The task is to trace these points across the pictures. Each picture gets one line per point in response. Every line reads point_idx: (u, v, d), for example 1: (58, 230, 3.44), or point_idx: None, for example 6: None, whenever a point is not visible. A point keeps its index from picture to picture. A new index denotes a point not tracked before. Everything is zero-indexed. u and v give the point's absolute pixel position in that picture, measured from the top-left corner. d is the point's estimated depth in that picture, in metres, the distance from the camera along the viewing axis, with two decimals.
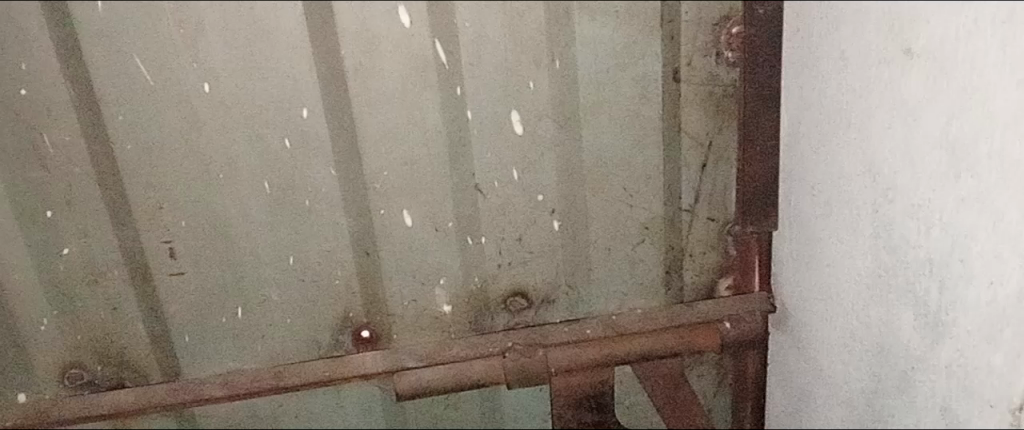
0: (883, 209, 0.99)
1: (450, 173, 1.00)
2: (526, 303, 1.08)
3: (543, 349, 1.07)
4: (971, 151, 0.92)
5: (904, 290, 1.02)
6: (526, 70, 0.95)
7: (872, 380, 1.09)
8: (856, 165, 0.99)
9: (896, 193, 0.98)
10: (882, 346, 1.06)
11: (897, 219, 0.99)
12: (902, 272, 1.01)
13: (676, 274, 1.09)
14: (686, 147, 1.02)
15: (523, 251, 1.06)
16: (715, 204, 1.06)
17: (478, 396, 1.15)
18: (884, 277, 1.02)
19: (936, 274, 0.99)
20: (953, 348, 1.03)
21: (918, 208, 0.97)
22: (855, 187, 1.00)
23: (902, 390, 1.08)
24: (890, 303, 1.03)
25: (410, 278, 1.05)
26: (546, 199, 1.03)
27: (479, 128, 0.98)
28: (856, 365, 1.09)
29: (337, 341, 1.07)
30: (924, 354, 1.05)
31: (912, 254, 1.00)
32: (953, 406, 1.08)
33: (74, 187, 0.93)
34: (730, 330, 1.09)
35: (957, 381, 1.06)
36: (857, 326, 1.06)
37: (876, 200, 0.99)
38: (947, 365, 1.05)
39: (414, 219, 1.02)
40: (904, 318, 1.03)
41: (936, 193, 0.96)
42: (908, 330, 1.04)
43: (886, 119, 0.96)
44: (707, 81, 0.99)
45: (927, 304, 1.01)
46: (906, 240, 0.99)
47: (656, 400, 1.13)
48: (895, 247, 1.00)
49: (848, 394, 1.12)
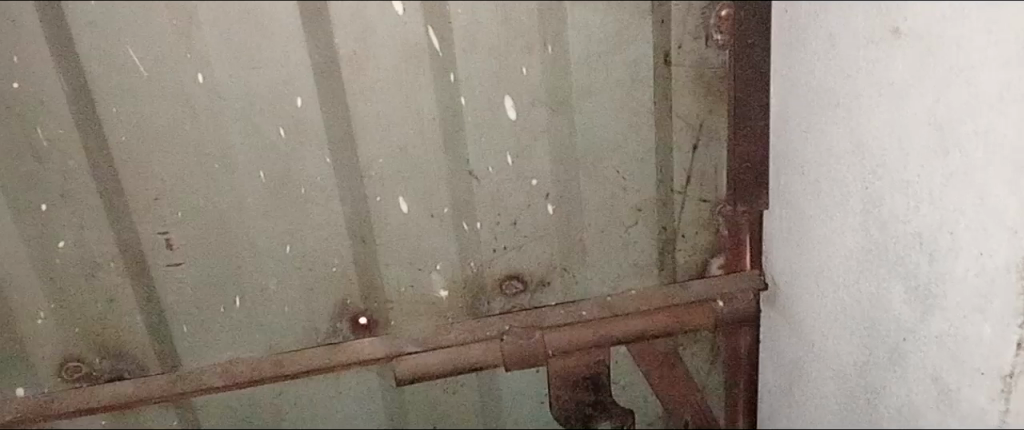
0: (872, 186, 1.01)
1: (445, 159, 1.01)
2: (521, 287, 1.10)
3: (540, 331, 1.10)
4: (957, 128, 0.93)
5: (893, 264, 1.03)
6: (519, 56, 0.96)
7: (862, 352, 1.11)
8: (844, 144, 1.01)
9: (884, 170, 0.99)
10: (871, 318, 1.08)
11: (886, 195, 1.00)
12: (891, 246, 1.02)
13: (670, 255, 1.11)
14: (676, 129, 1.04)
15: (519, 235, 1.07)
16: (707, 184, 1.08)
17: (476, 379, 1.16)
18: (874, 252, 1.04)
19: (925, 248, 1.00)
20: (941, 320, 1.03)
21: (907, 185, 0.99)
22: (843, 165, 1.02)
23: (894, 363, 1.09)
24: (879, 278, 1.05)
25: (407, 264, 1.06)
26: (540, 183, 1.04)
27: (473, 114, 0.98)
28: (846, 338, 1.11)
29: (335, 328, 1.08)
30: (914, 325, 1.05)
31: (901, 228, 1.01)
32: (943, 375, 1.06)
33: (69, 179, 0.94)
34: (722, 309, 1.12)
35: (946, 353, 1.04)
36: (847, 300, 1.08)
37: (864, 176, 1.01)
38: (938, 335, 1.04)
39: (409, 205, 1.02)
40: (894, 292, 1.04)
41: (924, 169, 0.97)
42: (898, 304, 1.05)
43: (874, 96, 0.97)
44: (698, 64, 1.00)
45: (916, 277, 1.02)
46: (894, 216, 1.01)
47: (651, 377, 1.17)
48: (883, 222, 1.01)
49: (838, 366, 1.14)
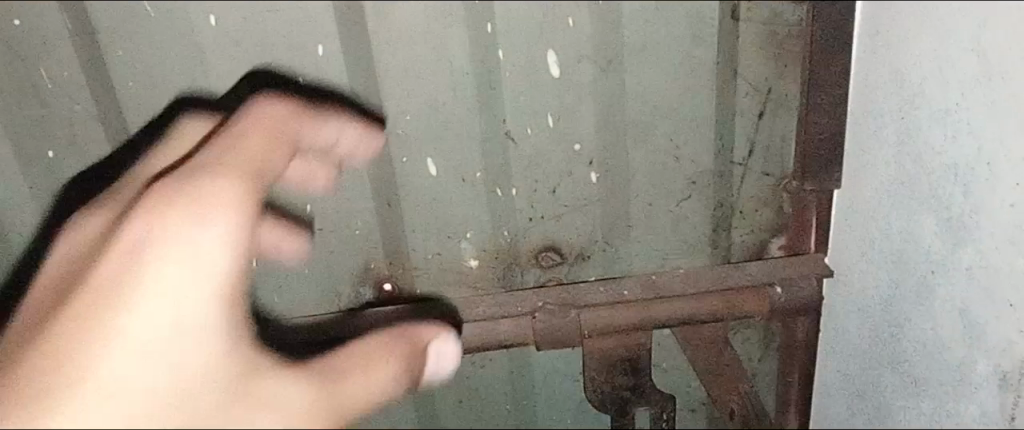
0: (910, 113, 0.86)
1: (479, 119, 0.91)
2: (558, 259, 1.02)
3: (575, 309, 0.99)
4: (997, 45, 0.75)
5: (926, 197, 0.87)
6: (565, 5, 0.85)
7: (888, 290, 0.95)
8: (885, 71, 0.87)
9: (925, 97, 0.84)
10: (902, 258, 0.92)
11: (924, 123, 0.85)
12: (927, 180, 0.86)
13: (724, 232, 1.01)
14: (740, 93, 0.91)
15: (558, 204, 0.98)
16: (772, 157, 0.96)
17: (507, 356, 1.09)
18: (906, 186, 0.88)
19: (960, 181, 0.82)
20: (974, 255, 0.83)
21: (948, 112, 0.82)
22: (883, 94, 0.88)
23: (920, 304, 0.92)
24: (911, 211, 0.89)
25: (433, 230, 0.99)
26: (583, 148, 0.94)
27: (511, 69, 0.88)
28: (873, 276, 0.96)
29: (357, 294, 1.01)
30: (945, 260, 0.87)
31: (936, 160, 0.84)
32: (974, 310, 0.85)
33: (75, 126, 0.87)
34: (781, 295, 0.99)
35: (982, 295, 0.83)
36: (876, 236, 0.94)
37: (903, 103, 0.86)
38: (970, 270, 0.84)
39: (437, 167, 0.94)
40: (926, 227, 0.88)
41: (967, 95, 0.79)
42: (929, 240, 0.88)
43: (921, 21, 0.82)
44: (769, 21, 0.87)
45: (949, 209, 0.84)
46: (932, 145, 0.84)
47: (697, 364, 1.07)
48: (920, 154, 0.86)
49: (867, 309, 0.99)
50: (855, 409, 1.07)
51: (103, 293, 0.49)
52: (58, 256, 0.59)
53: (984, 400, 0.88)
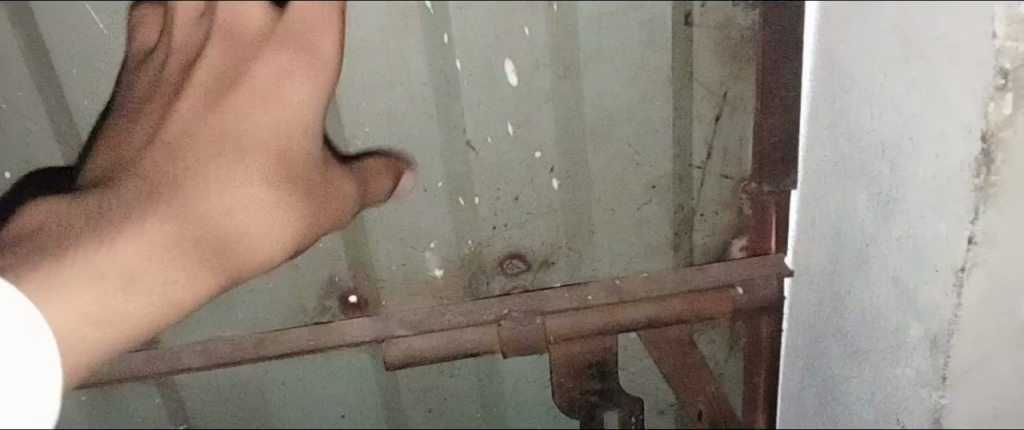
0: (839, 98, 0.88)
1: (439, 128, 0.92)
2: (522, 265, 1.02)
3: (541, 316, 1.00)
4: (918, 34, 0.78)
5: (859, 173, 0.89)
6: (520, 14, 0.85)
7: (830, 261, 0.97)
8: (816, 58, 0.88)
9: (851, 82, 0.85)
10: (839, 231, 0.94)
11: (852, 105, 0.86)
12: (857, 158, 0.89)
13: (686, 235, 1.02)
14: (697, 97, 0.92)
15: (521, 211, 0.99)
16: (731, 160, 0.97)
17: (474, 364, 1.09)
18: (840, 165, 0.91)
19: (887, 156, 0.85)
20: (903, 224, 0.86)
21: (874, 95, 0.84)
22: (817, 80, 0.89)
23: (858, 272, 0.94)
24: (845, 184, 0.91)
25: (398, 240, 0.99)
26: (544, 155, 0.95)
27: (469, 79, 0.89)
28: (817, 250, 0.99)
29: (323, 306, 1.02)
30: (877, 230, 0.89)
31: (865, 139, 0.87)
32: (905, 278, 0.88)
33: (31, 143, 0.88)
34: (742, 296, 1.02)
35: (907, 257, 0.87)
36: (817, 212, 0.97)
37: (833, 88, 0.88)
38: (898, 237, 0.88)
39: (399, 178, 0.95)
40: (859, 201, 0.90)
41: (887, 78, 0.82)
42: (862, 212, 0.90)
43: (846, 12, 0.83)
44: (723, 25, 0.88)
45: (879, 183, 0.87)
46: (859, 124, 0.87)
47: (664, 366, 1.08)
48: (851, 133, 0.88)
49: (812, 282, 1.01)
50: (804, 381, 1.09)
51: (266, 93, 0.78)
52: (214, 47, 0.80)
53: (917, 363, 0.91)
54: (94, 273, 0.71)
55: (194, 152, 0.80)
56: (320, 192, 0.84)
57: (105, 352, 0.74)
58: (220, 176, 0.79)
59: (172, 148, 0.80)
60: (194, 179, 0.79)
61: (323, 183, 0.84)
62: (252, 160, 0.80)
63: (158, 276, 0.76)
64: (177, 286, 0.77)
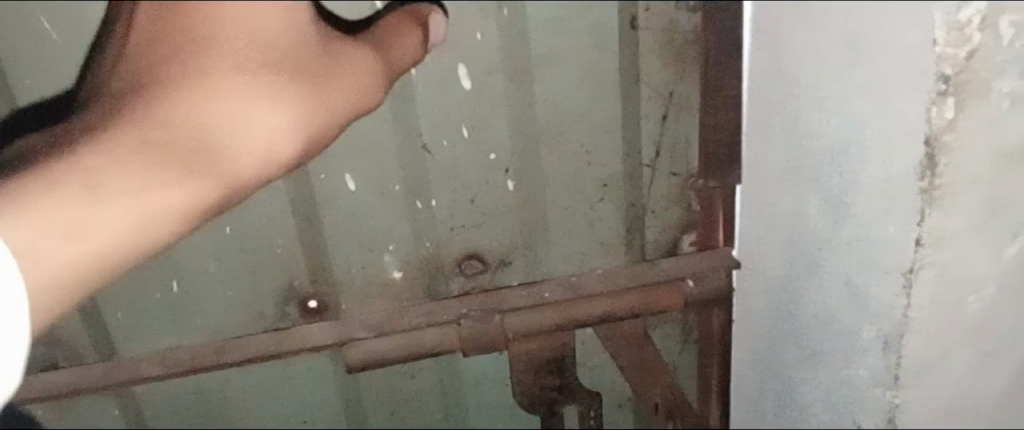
0: (792, 104, 0.90)
1: (395, 132, 0.93)
2: (480, 266, 1.04)
3: (499, 314, 1.02)
4: (868, 45, 0.83)
5: (811, 178, 0.94)
6: (470, 19, 0.87)
7: (785, 266, 1.03)
8: (760, 71, 0.90)
9: (802, 88, 0.89)
10: (794, 234, 0.99)
11: (803, 111, 0.90)
12: (808, 163, 0.93)
13: (638, 232, 1.06)
14: (644, 98, 0.95)
15: (477, 212, 1.01)
16: (678, 156, 1.00)
17: (435, 364, 1.10)
18: (794, 169, 0.95)
19: (837, 162, 0.92)
20: (851, 225, 0.95)
21: (824, 102, 0.88)
22: (764, 91, 0.91)
23: (812, 276, 1.01)
24: (797, 189, 0.96)
25: (357, 244, 1.00)
26: (499, 157, 0.97)
27: (423, 83, 0.91)
28: (771, 252, 1.03)
29: (283, 313, 1.03)
30: (830, 232, 0.97)
31: (817, 144, 0.92)
32: (858, 280, 0.98)
33: None
34: (693, 288, 1.05)
35: (858, 257, 0.96)
36: (770, 215, 1.00)
37: (783, 96, 0.90)
38: (847, 240, 0.96)
39: (357, 183, 0.96)
40: (812, 204, 0.96)
41: (836, 85, 0.87)
42: (815, 215, 0.96)
43: (788, 25, 0.85)
44: (667, 28, 0.90)
45: (830, 188, 0.94)
46: (811, 130, 0.91)
47: (620, 360, 1.11)
48: (802, 139, 0.92)
49: (767, 284, 1.05)
50: (765, 384, 1.14)
51: None
52: None
53: (872, 362, 1.03)
54: (84, 182, 0.62)
55: (168, 69, 0.65)
56: (328, 81, 0.68)
57: (114, 266, 0.65)
58: (192, 84, 0.64)
59: (153, 68, 0.66)
60: (194, 80, 0.64)
61: (327, 66, 0.68)
62: (225, 41, 0.62)
63: (133, 179, 0.64)
64: (163, 196, 0.65)
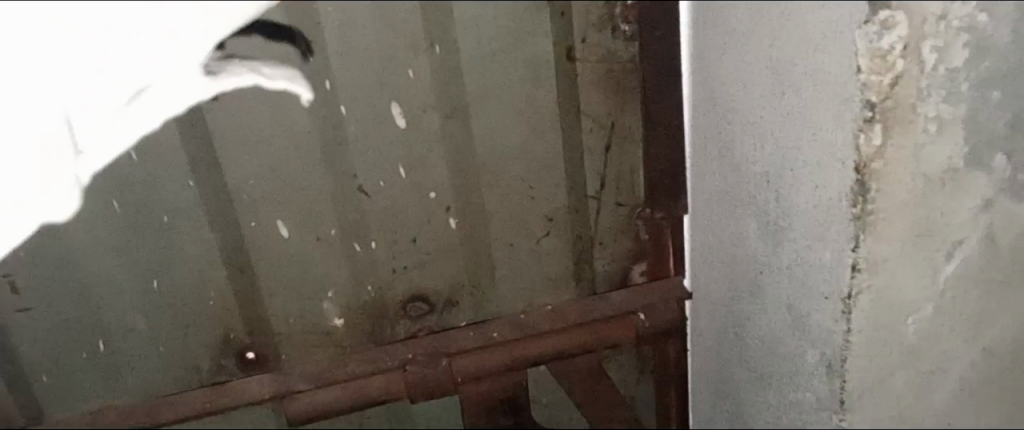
0: (725, 129, 0.91)
1: (327, 177, 0.90)
2: (426, 307, 1.00)
3: (446, 358, 0.98)
4: (789, 70, 0.79)
5: (749, 202, 0.91)
6: (401, 56, 0.86)
7: (728, 289, 0.99)
8: (700, 96, 0.94)
9: (734, 114, 0.89)
10: (734, 261, 0.96)
11: (737, 137, 0.90)
12: (745, 187, 0.91)
13: (587, 264, 1.01)
14: (585, 129, 0.94)
15: (420, 252, 0.97)
16: (624, 188, 0.98)
17: (384, 409, 1.08)
18: (732, 194, 0.93)
19: (772, 187, 0.86)
20: (789, 250, 0.86)
21: (754, 126, 0.87)
22: (704, 118, 0.94)
23: (756, 302, 0.95)
24: (737, 214, 0.93)
25: (292, 292, 0.96)
26: (439, 196, 0.94)
27: (354, 122, 0.88)
28: (716, 278, 1.01)
29: (219, 365, 0.98)
30: (767, 258, 0.90)
31: (751, 169, 0.89)
32: (798, 306, 0.88)
33: None
34: (644, 322, 1.01)
35: (789, 281, 0.88)
36: (715, 241, 0.99)
37: (719, 122, 0.92)
38: (789, 265, 0.87)
39: (289, 230, 0.92)
40: (751, 230, 0.92)
41: (767, 110, 0.84)
42: (753, 241, 0.92)
43: (715, 51, 0.89)
44: (606, 59, 0.91)
45: (766, 212, 0.88)
46: (745, 157, 0.90)
47: (575, 396, 1.07)
48: (738, 165, 0.91)
49: (715, 310, 1.03)
50: (717, 408, 1.10)
51: None
52: None
53: (817, 386, 0.89)
54: None
55: None
56: None
57: None
58: None
59: None
60: None
61: None
62: None
63: None
64: None
